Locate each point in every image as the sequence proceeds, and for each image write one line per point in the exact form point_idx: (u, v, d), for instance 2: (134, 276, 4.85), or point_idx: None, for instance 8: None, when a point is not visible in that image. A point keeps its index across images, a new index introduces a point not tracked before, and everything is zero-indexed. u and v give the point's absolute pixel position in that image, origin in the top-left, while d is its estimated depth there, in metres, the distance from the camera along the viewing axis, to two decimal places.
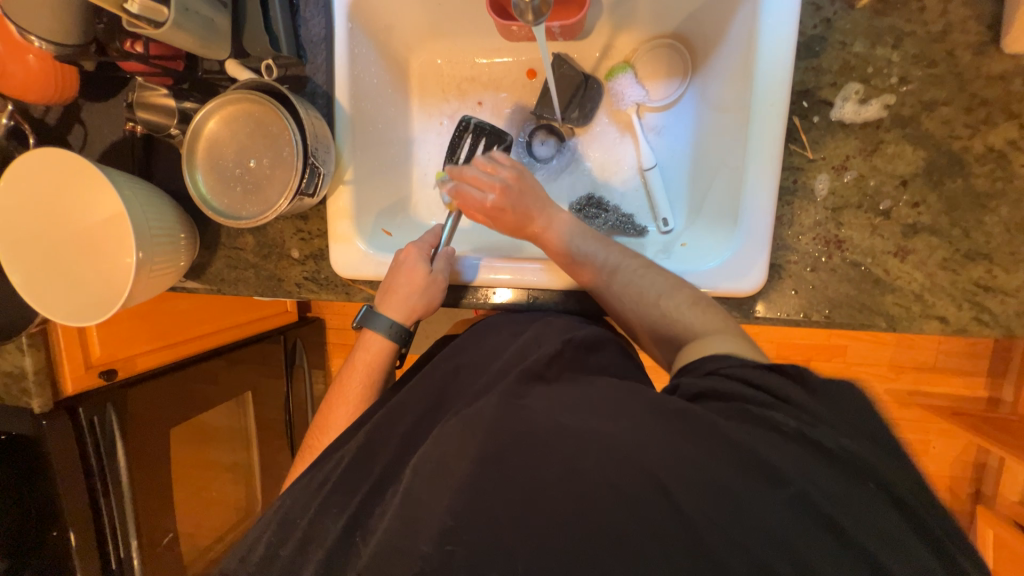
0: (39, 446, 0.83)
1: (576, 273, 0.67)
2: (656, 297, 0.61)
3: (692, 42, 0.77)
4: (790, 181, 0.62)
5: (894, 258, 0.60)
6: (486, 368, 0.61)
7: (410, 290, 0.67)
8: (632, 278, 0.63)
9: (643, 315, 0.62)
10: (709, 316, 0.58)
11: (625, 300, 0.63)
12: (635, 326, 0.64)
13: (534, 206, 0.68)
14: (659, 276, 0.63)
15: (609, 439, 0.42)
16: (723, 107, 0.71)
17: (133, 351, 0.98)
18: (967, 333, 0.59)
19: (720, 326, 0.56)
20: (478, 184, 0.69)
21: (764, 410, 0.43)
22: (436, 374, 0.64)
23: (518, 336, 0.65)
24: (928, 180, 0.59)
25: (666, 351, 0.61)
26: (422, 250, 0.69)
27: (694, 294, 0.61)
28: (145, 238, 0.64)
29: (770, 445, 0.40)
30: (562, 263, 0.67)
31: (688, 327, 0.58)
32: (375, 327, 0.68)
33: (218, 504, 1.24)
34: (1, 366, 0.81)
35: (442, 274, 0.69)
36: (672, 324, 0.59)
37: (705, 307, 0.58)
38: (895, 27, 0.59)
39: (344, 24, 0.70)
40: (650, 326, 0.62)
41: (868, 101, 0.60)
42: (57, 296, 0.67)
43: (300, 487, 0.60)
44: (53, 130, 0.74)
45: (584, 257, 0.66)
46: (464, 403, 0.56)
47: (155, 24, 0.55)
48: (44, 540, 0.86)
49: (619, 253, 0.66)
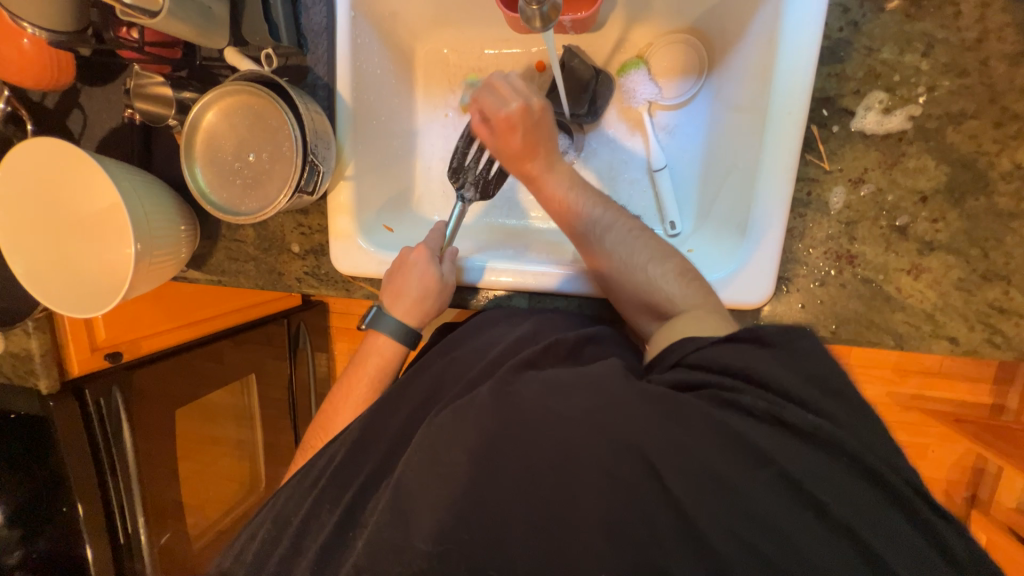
0: (47, 426, 0.84)
1: (568, 229, 0.65)
2: (646, 262, 0.60)
3: (710, 38, 0.73)
4: (804, 192, 0.60)
5: (907, 275, 0.58)
6: (480, 359, 0.60)
7: (423, 294, 0.67)
8: (624, 240, 0.61)
9: (627, 280, 0.60)
10: (692, 290, 0.57)
11: (613, 259, 0.61)
12: (616, 290, 0.62)
13: (544, 144, 0.63)
14: (651, 242, 0.61)
15: (601, 443, 0.40)
16: (738, 108, 0.68)
17: (137, 333, 0.99)
18: (976, 355, 0.58)
19: (698, 302, 0.56)
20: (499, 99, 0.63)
21: (733, 394, 0.41)
22: (432, 367, 0.63)
23: (516, 327, 0.63)
24: (949, 197, 0.56)
25: (645, 318, 0.61)
26: (432, 252, 0.68)
27: (683, 264, 0.60)
28: (143, 230, 0.63)
29: (759, 432, 0.39)
30: (558, 215, 0.65)
31: (667, 297, 0.57)
32: (384, 330, 0.68)
33: (224, 483, 1.26)
34: (12, 347, 0.83)
35: (451, 278, 0.69)
36: (653, 291, 0.58)
37: (689, 278, 0.58)
38: (926, 32, 0.56)
39: (347, 12, 0.67)
40: (631, 290, 0.60)
41: (891, 111, 0.57)
42: (58, 287, 0.67)
43: (297, 480, 0.60)
44: (51, 114, 0.73)
45: (580, 213, 0.63)
46: (455, 393, 0.55)
47: (149, 13, 0.53)
48: (55, 515, 0.88)
49: (616, 212, 0.64)
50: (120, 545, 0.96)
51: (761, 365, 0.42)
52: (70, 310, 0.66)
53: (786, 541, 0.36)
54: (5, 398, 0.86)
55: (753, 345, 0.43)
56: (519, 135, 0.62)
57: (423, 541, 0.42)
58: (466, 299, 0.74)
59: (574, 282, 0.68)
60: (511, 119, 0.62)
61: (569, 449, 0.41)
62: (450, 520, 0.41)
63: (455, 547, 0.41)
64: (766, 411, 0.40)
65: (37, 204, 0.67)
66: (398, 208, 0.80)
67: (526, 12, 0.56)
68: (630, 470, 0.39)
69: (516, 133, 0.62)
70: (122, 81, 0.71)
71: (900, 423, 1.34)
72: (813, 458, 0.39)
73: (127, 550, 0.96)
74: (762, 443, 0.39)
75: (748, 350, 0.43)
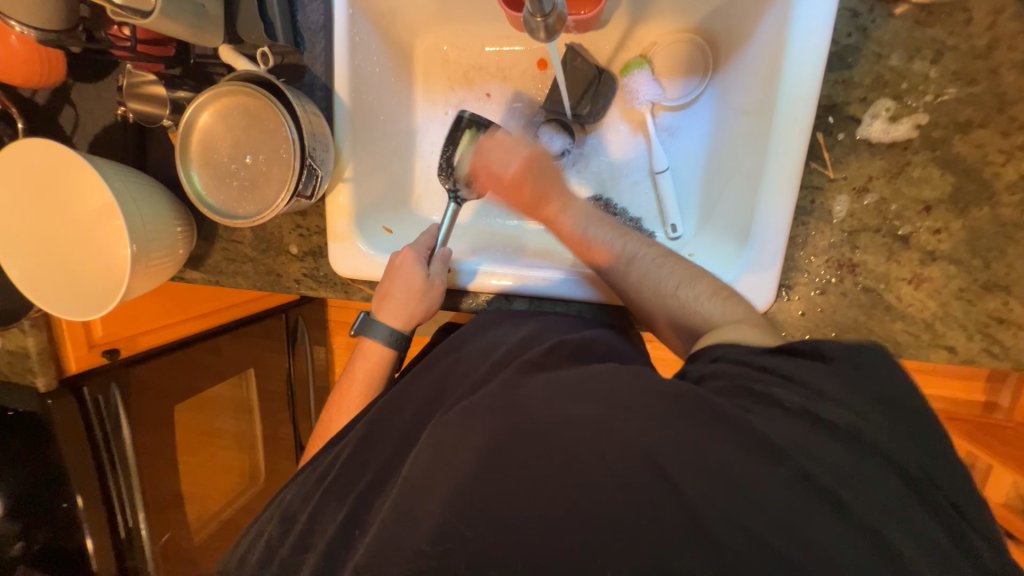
0: (45, 419, 0.84)
1: (590, 261, 0.64)
2: (676, 286, 0.58)
3: (716, 38, 0.72)
4: (808, 200, 0.60)
5: (908, 285, 0.58)
6: (484, 359, 0.58)
7: (408, 297, 0.66)
8: (649, 267, 0.60)
9: (661, 306, 0.58)
10: (731, 307, 0.54)
11: (642, 287, 0.59)
12: (653, 316, 0.60)
13: (553, 187, 0.66)
14: (678, 266, 0.59)
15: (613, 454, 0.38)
16: (743, 112, 0.67)
17: (136, 329, 0.97)
18: (974, 364, 0.58)
19: (742, 317, 0.53)
20: (500, 155, 0.67)
21: (766, 388, 0.41)
22: (436, 367, 0.62)
23: (517, 329, 0.62)
24: (953, 207, 0.56)
25: (684, 341, 0.58)
26: (419, 254, 0.67)
27: (716, 283, 0.57)
28: (138, 230, 0.62)
29: (788, 427, 0.38)
30: (576, 250, 0.66)
31: (706, 317, 0.54)
32: (375, 336, 0.68)
33: (223, 474, 1.26)
34: (7, 345, 0.82)
35: (439, 279, 0.67)
36: (691, 313, 0.56)
37: (726, 296, 0.55)
38: (936, 39, 0.55)
39: (344, 10, 0.66)
40: (668, 314, 0.58)
41: (898, 120, 0.56)
42: (54, 289, 0.66)
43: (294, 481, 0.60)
44: (42, 111, 0.71)
45: (596, 246, 0.64)
46: (461, 394, 0.53)
47: (141, 13, 0.52)
48: (55, 510, 0.88)
49: (636, 241, 0.63)
50: (121, 537, 0.97)
51: (818, 373, 0.41)
52: (69, 312, 0.65)
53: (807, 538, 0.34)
54: (1, 395, 0.86)
55: (799, 355, 0.43)
56: (529, 185, 0.66)
57: (424, 539, 0.39)
58: (465, 301, 0.73)
59: (574, 287, 0.68)
60: (516, 175, 0.66)
61: (576, 454, 0.38)
62: (447, 517, 0.39)
63: (459, 545, 0.38)
64: (800, 406, 0.39)
65: (29, 205, 0.67)
66: (400, 214, 0.79)
67: (531, 23, 0.55)
68: (642, 479, 0.37)
69: (524, 185, 0.66)
70: (114, 79, 0.69)
71: None
72: (850, 461, 0.36)
73: (128, 540, 0.98)
74: (775, 435, 0.37)
75: (779, 358, 0.43)
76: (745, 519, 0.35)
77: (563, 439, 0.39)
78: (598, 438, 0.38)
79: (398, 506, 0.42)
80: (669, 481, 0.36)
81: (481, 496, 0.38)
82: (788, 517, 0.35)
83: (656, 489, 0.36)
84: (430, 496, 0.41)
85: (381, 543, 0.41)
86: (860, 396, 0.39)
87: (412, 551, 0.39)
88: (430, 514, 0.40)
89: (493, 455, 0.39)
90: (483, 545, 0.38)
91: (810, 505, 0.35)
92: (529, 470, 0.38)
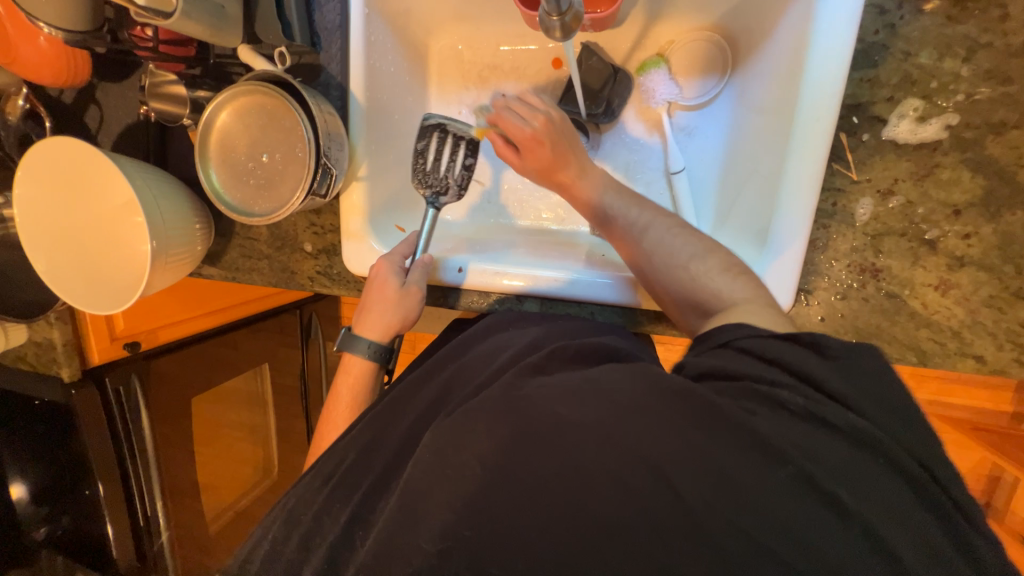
0: (69, 411, 0.87)
1: (605, 232, 0.63)
2: (686, 258, 0.56)
3: (735, 37, 0.71)
4: (829, 203, 0.58)
5: (934, 291, 0.56)
6: (489, 363, 0.57)
7: (384, 307, 0.66)
8: (664, 238, 0.58)
9: (671, 279, 0.57)
10: (741, 284, 0.53)
11: (651, 258, 0.59)
12: (661, 291, 0.59)
13: (569, 152, 0.64)
14: (693, 238, 0.58)
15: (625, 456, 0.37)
16: (763, 110, 0.65)
17: (155, 324, 0.99)
18: (1004, 375, 0.56)
19: (753, 297, 0.51)
20: (524, 111, 0.65)
21: (771, 389, 0.39)
22: (444, 370, 0.61)
23: (527, 331, 0.62)
24: (985, 211, 0.54)
25: (690, 318, 0.57)
26: (394, 264, 0.67)
27: (730, 259, 0.56)
28: (159, 228, 0.63)
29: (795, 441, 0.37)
30: (594, 221, 0.64)
31: (715, 293, 0.53)
32: (357, 350, 0.68)
33: (241, 465, 1.29)
34: (34, 337, 0.85)
35: (415, 287, 0.66)
36: (700, 287, 0.54)
37: (737, 274, 0.54)
38: (968, 36, 0.53)
39: (360, 10, 0.66)
40: (679, 291, 0.56)
41: (926, 120, 0.54)
42: (77, 284, 0.67)
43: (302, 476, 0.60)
44: (69, 110, 0.73)
45: (613, 215, 0.62)
46: (468, 394, 0.53)
47: (163, 15, 0.53)
48: (78, 497, 0.91)
49: (652, 210, 0.61)
50: (140, 525, 0.99)
51: (807, 360, 0.41)
52: (101, 308, 0.67)
53: (817, 556, 0.34)
54: (28, 384, 0.89)
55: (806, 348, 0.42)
56: (548, 148, 0.63)
57: (431, 540, 0.39)
58: (478, 304, 0.73)
59: (585, 288, 0.67)
60: (536, 133, 0.63)
61: (586, 455, 0.38)
62: (455, 519, 0.39)
63: (462, 545, 0.38)
64: (803, 408, 0.38)
65: (57, 203, 0.69)
66: (411, 198, 0.80)
67: (548, 21, 0.54)
68: (653, 483, 0.36)
69: (543, 145, 0.63)
70: (137, 79, 0.71)
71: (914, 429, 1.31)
72: (860, 475, 0.36)
73: (146, 532, 1.00)
74: (792, 449, 0.36)
75: (801, 351, 0.42)
76: (753, 535, 0.34)
77: (574, 442, 0.38)
78: (608, 443, 0.38)
79: (406, 505, 0.42)
80: (679, 489, 0.35)
81: (488, 498, 0.38)
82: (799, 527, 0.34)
83: (668, 497, 0.35)
84: (438, 496, 0.41)
85: (388, 541, 0.41)
86: (869, 401, 0.39)
87: (418, 550, 0.39)
88: (437, 514, 0.40)
89: (500, 458, 0.39)
90: (489, 547, 0.37)
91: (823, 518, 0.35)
92: (538, 474, 0.38)
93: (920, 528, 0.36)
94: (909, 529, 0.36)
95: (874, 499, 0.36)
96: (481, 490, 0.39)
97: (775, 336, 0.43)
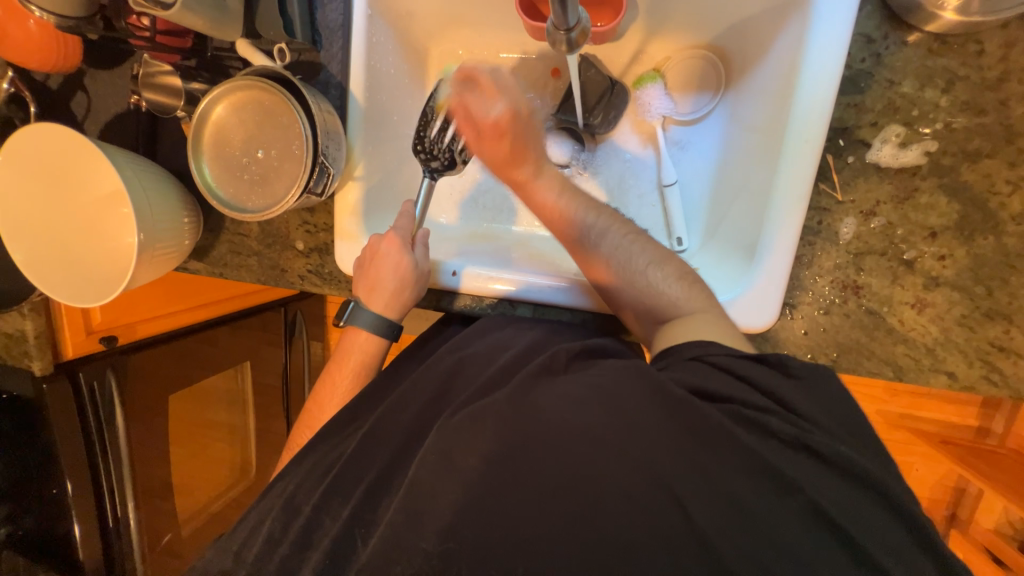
0: (40, 406, 0.84)
1: (564, 234, 0.63)
2: (644, 266, 0.59)
3: (729, 56, 0.73)
4: (815, 221, 0.60)
5: (911, 309, 0.58)
6: (489, 363, 0.58)
7: (399, 285, 0.66)
8: (621, 244, 0.61)
9: (627, 285, 0.59)
10: (694, 293, 0.57)
11: (611, 266, 0.60)
12: (618, 295, 0.60)
13: (529, 146, 0.62)
14: (647, 246, 0.61)
15: (616, 466, 0.38)
16: (754, 128, 0.67)
17: (134, 317, 0.96)
18: (974, 391, 0.58)
19: (703, 306, 0.56)
20: (487, 92, 0.61)
21: (757, 413, 0.41)
22: (442, 363, 0.61)
23: (523, 333, 0.62)
24: (959, 234, 0.57)
25: (647, 327, 0.60)
26: (403, 240, 0.67)
27: (682, 268, 0.60)
28: (147, 220, 0.62)
29: (771, 452, 0.40)
30: (553, 223, 0.64)
31: (670, 302, 0.57)
32: (363, 324, 0.67)
33: (216, 465, 1.25)
34: (5, 328, 0.82)
35: (426, 264, 0.68)
36: (657, 295, 0.58)
37: (689, 285, 0.58)
38: (947, 69, 0.56)
39: (363, 11, 0.66)
40: (633, 296, 0.59)
41: (908, 145, 0.57)
42: (57, 275, 0.65)
43: (289, 475, 0.60)
44: (56, 96, 0.72)
45: (573, 218, 0.62)
46: (468, 397, 0.52)
47: (163, 6, 0.53)
48: (45, 496, 0.88)
49: (610, 218, 0.63)
50: (109, 527, 0.95)
51: (791, 392, 0.43)
52: (81, 299, 0.65)
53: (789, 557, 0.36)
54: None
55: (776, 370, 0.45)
56: (507, 141, 0.61)
57: (428, 538, 0.40)
58: (471, 309, 0.73)
59: (578, 296, 0.67)
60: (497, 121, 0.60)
61: (580, 456, 0.39)
62: (451, 518, 0.39)
63: (451, 546, 0.38)
64: (789, 436, 0.40)
65: (42, 189, 0.67)
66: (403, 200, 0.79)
67: (554, 35, 0.52)
68: (644, 487, 0.38)
69: (502, 137, 0.61)
70: (129, 68, 0.69)
71: (886, 441, 1.34)
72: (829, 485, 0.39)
73: (116, 532, 0.96)
74: (765, 460, 0.39)
75: (764, 369, 0.45)
76: (736, 537, 0.37)
77: (571, 442, 0.40)
78: (606, 448, 0.39)
79: (398, 505, 0.43)
80: (670, 492, 0.37)
81: (484, 496, 0.39)
82: (780, 537, 0.37)
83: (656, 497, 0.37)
84: (432, 493, 0.41)
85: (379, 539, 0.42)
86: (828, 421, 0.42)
87: (410, 549, 0.40)
88: (432, 515, 0.40)
89: (497, 460, 0.40)
90: (484, 545, 0.38)
91: (800, 528, 0.37)
92: (535, 472, 0.39)
93: (873, 524, 0.38)
94: (868, 530, 0.38)
95: (853, 509, 0.38)
96: (477, 486, 0.40)
97: (756, 358, 0.46)
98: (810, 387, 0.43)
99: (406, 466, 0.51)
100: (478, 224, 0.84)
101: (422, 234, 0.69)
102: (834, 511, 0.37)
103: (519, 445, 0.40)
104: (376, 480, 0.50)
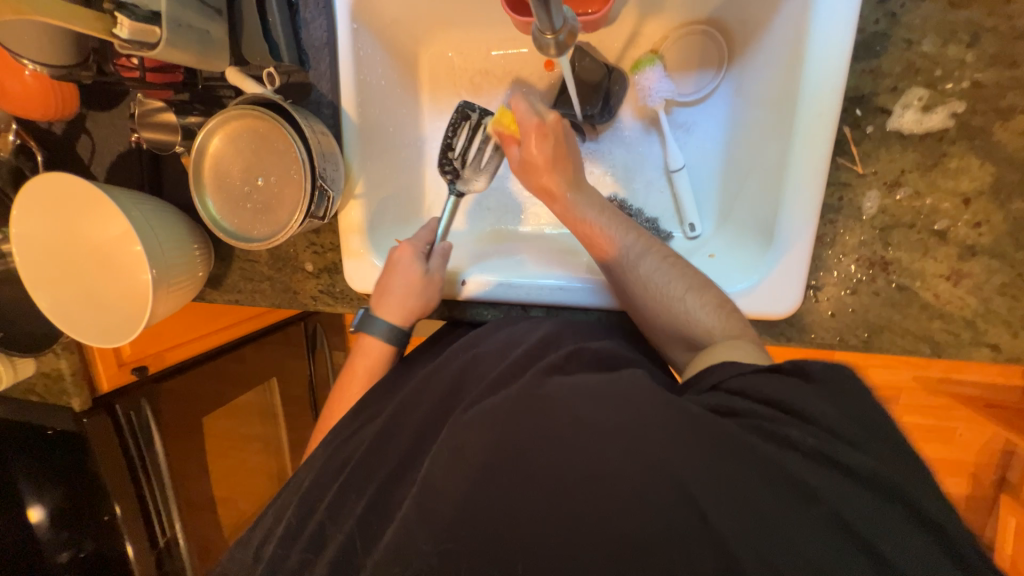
0: (82, 440, 0.87)
1: (597, 249, 0.63)
2: (684, 291, 0.57)
3: (730, 28, 0.69)
4: (835, 198, 0.57)
5: (946, 282, 0.55)
6: (503, 357, 0.56)
7: (407, 292, 0.66)
8: (659, 267, 0.59)
9: (663, 312, 0.58)
10: (730, 322, 0.54)
11: (648, 288, 0.58)
12: (651, 320, 0.59)
13: (566, 159, 0.63)
14: (685, 270, 0.59)
15: (639, 479, 0.37)
16: (762, 104, 0.64)
17: (162, 346, 0.98)
18: (1020, 362, 0.55)
19: (739, 333, 0.53)
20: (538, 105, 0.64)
21: (777, 426, 0.39)
22: (455, 361, 0.59)
23: (537, 327, 0.61)
24: (994, 198, 0.53)
25: (677, 349, 0.58)
26: (417, 249, 0.67)
27: (721, 295, 0.57)
28: (158, 256, 0.63)
29: (796, 456, 0.38)
30: (585, 236, 0.63)
31: (698, 330, 0.55)
32: (374, 332, 0.67)
33: (253, 480, 1.29)
34: (41, 368, 0.85)
35: (439, 274, 0.67)
36: (681, 316, 0.56)
37: (727, 312, 0.55)
38: (972, 21, 0.51)
39: (347, 25, 0.65)
40: (669, 324, 0.57)
41: (931, 109, 0.53)
42: (76, 317, 0.67)
43: (305, 475, 0.60)
44: (59, 143, 0.73)
45: (605, 236, 0.62)
46: (476, 397, 0.50)
47: (148, 46, 0.53)
48: (96, 521, 0.91)
49: (647, 239, 0.62)
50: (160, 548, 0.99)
51: (796, 390, 0.42)
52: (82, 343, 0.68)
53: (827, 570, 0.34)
54: (41, 415, 0.89)
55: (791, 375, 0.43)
56: (551, 144, 0.63)
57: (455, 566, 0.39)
58: (481, 315, 0.73)
59: (588, 294, 0.66)
60: (541, 128, 0.62)
61: (594, 463, 0.38)
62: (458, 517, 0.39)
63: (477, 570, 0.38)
64: (812, 443, 0.38)
65: (64, 216, 0.68)
66: (408, 213, 0.78)
67: (541, 39, 0.50)
68: (653, 487, 0.37)
69: (542, 142, 0.63)
70: (126, 107, 0.70)
71: (925, 408, 1.28)
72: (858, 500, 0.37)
73: (166, 551, 1.00)
74: (795, 467, 0.37)
75: (785, 380, 0.43)
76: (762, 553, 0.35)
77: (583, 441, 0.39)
78: (620, 449, 0.38)
79: (409, 505, 0.42)
80: (685, 489, 0.36)
81: (498, 503, 0.39)
82: (806, 548, 0.35)
83: (680, 510, 0.36)
84: (443, 496, 0.41)
85: (392, 537, 0.42)
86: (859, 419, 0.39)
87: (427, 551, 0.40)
88: (442, 512, 0.40)
89: (509, 465, 0.40)
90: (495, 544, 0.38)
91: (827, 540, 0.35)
92: (546, 471, 0.39)
93: (904, 520, 0.36)
94: (899, 528, 0.36)
95: (886, 520, 0.36)
96: (490, 486, 0.40)
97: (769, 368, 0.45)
98: (837, 388, 0.41)
99: (415, 461, 0.50)
100: (485, 227, 0.83)
101: (446, 244, 0.69)
102: (862, 526, 0.36)
103: (531, 450, 0.40)
104: (386, 479, 0.49)
